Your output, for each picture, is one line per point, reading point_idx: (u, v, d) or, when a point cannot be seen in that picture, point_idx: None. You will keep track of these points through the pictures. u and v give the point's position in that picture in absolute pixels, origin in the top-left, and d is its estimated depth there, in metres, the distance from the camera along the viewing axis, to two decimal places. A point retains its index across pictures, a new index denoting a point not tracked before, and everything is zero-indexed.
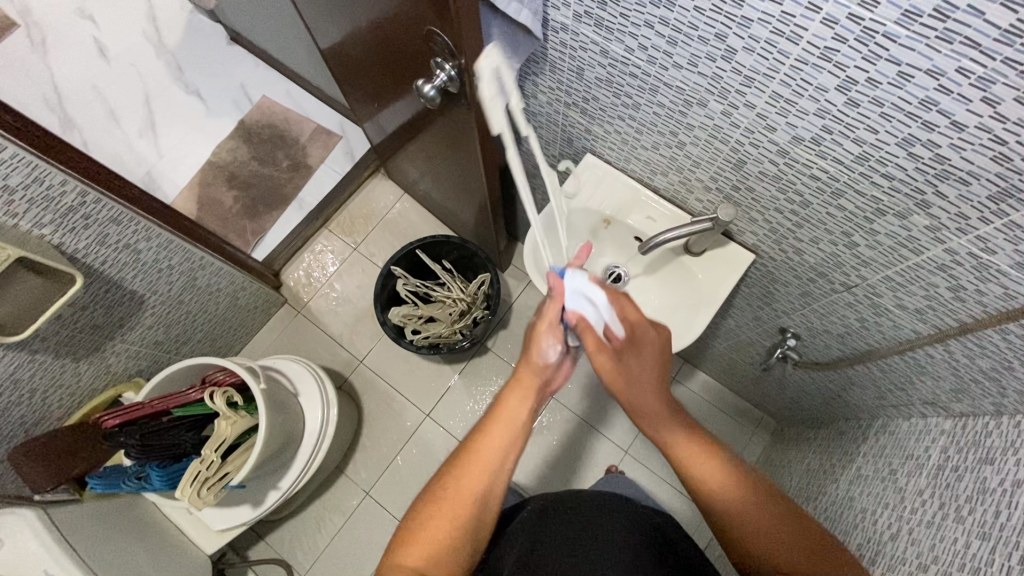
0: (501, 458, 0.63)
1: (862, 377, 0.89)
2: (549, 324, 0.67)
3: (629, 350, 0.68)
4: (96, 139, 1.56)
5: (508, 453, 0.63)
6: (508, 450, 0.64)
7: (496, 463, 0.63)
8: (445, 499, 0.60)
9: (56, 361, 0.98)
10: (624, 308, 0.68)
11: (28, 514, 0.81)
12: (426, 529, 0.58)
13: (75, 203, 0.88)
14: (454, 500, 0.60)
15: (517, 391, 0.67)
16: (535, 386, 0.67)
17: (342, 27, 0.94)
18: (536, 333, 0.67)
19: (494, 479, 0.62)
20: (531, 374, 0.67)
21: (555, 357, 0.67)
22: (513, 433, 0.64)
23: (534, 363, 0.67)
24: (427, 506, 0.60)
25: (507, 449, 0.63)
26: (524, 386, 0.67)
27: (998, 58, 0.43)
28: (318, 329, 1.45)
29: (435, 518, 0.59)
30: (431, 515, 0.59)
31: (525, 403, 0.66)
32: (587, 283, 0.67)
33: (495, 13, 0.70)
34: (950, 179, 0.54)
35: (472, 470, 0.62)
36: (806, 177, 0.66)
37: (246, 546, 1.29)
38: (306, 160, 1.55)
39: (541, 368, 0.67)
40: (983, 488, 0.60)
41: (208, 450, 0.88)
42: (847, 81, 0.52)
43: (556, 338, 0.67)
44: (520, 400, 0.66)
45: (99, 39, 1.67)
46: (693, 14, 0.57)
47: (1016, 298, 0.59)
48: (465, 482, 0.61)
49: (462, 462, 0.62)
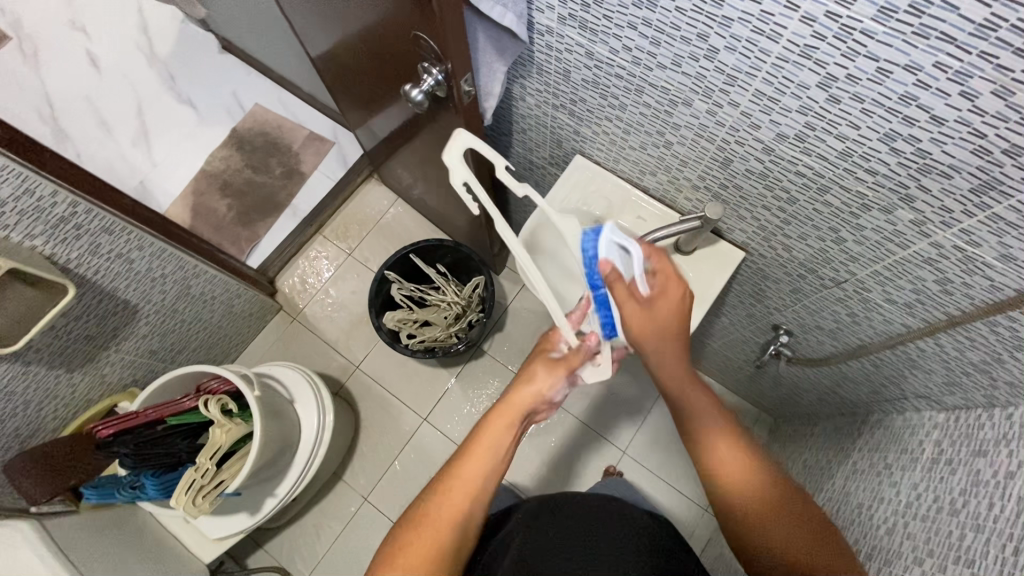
0: (483, 482, 0.62)
1: (855, 372, 0.90)
2: (573, 366, 0.68)
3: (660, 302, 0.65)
4: (88, 149, 1.56)
5: (490, 477, 0.63)
6: (489, 474, 0.63)
7: (479, 490, 0.62)
8: (426, 525, 0.59)
9: (51, 371, 0.98)
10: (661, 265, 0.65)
11: (22, 525, 0.82)
12: (408, 551, 0.58)
13: (66, 213, 0.88)
14: (433, 525, 0.59)
15: (502, 418, 0.66)
16: (525, 413, 0.66)
17: (331, 34, 0.95)
18: (553, 373, 0.67)
19: (475, 502, 0.61)
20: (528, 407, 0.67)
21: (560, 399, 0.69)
22: (494, 459, 0.63)
23: (532, 392, 0.67)
24: (409, 527, 0.60)
25: (489, 473, 0.63)
26: (511, 413, 0.66)
27: (974, 52, 0.43)
28: (314, 335, 1.45)
29: (417, 539, 0.59)
30: (412, 539, 0.59)
31: (511, 430, 0.65)
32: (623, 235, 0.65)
33: (481, 17, 0.70)
34: (932, 173, 0.54)
35: (454, 493, 0.61)
36: (792, 174, 0.66)
37: (244, 554, 1.29)
38: (300, 167, 1.56)
39: (539, 399, 0.67)
40: (976, 480, 0.61)
41: (203, 458, 0.89)
42: (828, 77, 0.53)
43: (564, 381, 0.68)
44: (505, 427, 0.65)
45: (90, 50, 1.67)
46: (675, 14, 0.57)
47: (1003, 290, 0.59)
48: (446, 509, 0.60)
49: (446, 487, 0.62)
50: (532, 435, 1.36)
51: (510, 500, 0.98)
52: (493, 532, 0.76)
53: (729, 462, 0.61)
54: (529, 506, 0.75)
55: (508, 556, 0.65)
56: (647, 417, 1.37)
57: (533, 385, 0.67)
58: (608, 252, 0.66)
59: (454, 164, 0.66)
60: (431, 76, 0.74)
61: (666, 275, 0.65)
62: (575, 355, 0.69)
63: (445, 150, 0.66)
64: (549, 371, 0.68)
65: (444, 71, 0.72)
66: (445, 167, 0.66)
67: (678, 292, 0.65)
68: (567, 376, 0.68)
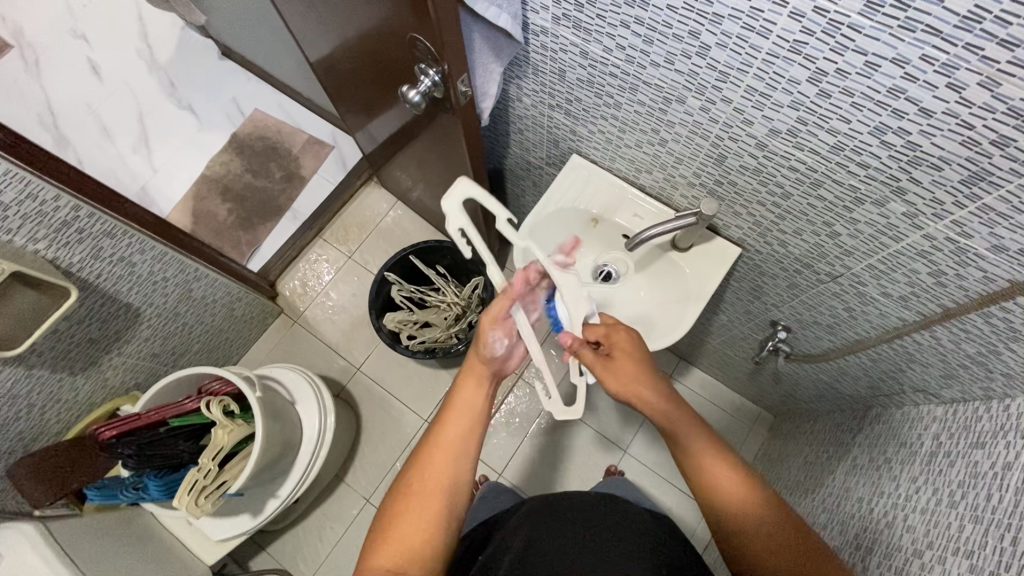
0: (463, 442, 0.63)
1: (853, 367, 0.90)
2: (492, 319, 0.70)
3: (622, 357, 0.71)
4: (90, 155, 1.57)
5: (468, 438, 0.64)
6: (467, 434, 0.64)
7: (460, 446, 0.63)
8: (412, 497, 0.60)
9: (54, 375, 0.99)
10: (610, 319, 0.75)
11: (28, 530, 0.82)
12: (398, 526, 0.58)
13: (69, 217, 0.89)
14: (420, 495, 0.60)
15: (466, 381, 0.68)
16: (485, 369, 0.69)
17: (329, 38, 0.96)
18: (480, 330, 0.70)
19: (457, 466, 0.62)
20: (481, 364, 0.69)
21: (502, 350, 0.70)
22: (470, 419, 0.65)
23: (482, 353, 0.69)
24: (396, 504, 0.60)
25: (466, 434, 0.64)
26: (474, 375, 0.69)
27: (959, 44, 0.44)
28: (315, 338, 1.46)
29: (407, 513, 0.59)
30: (402, 513, 0.59)
31: (479, 391, 0.68)
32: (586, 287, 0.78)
33: (476, 18, 0.71)
34: (922, 165, 0.55)
35: (434, 459, 0.62)
36: (785, 169, 0.67)
37: (246, 557, 1.29)
38: (299, 171, 1.57)
39: (489, 356, 0.69)
40: (975, 472, 0.61)
41: (206, 458, 0.90)
42: (818, 72, 0.53)
43: (501, 330, 0.70)
44: (473, 388, 0.67)
45: (92, 57, 1.69)
46: (666, 12, 0.58)
47: (995, 281, 0.60)
48: (431, 474, 0.61)
49: (425, 454, 0.63)
50: (532, 435, 1.37)
51: (511, 500, 0.98)
52: (494, 532, 0.76)
53: (719, 473, 0.61)
54: (532, 506, 0.75)
55: (510, 554, 0.66)
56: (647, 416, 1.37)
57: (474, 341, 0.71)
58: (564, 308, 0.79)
59: (452, 209, 0.68)
60: (428, 77, 0.75)
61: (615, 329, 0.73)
62: (494, 304, 0.71)
63: (446, 195, 0.69)
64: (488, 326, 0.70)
65: (441, 72, 0.73)
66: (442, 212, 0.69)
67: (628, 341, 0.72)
68: (497, 328, 0.70)
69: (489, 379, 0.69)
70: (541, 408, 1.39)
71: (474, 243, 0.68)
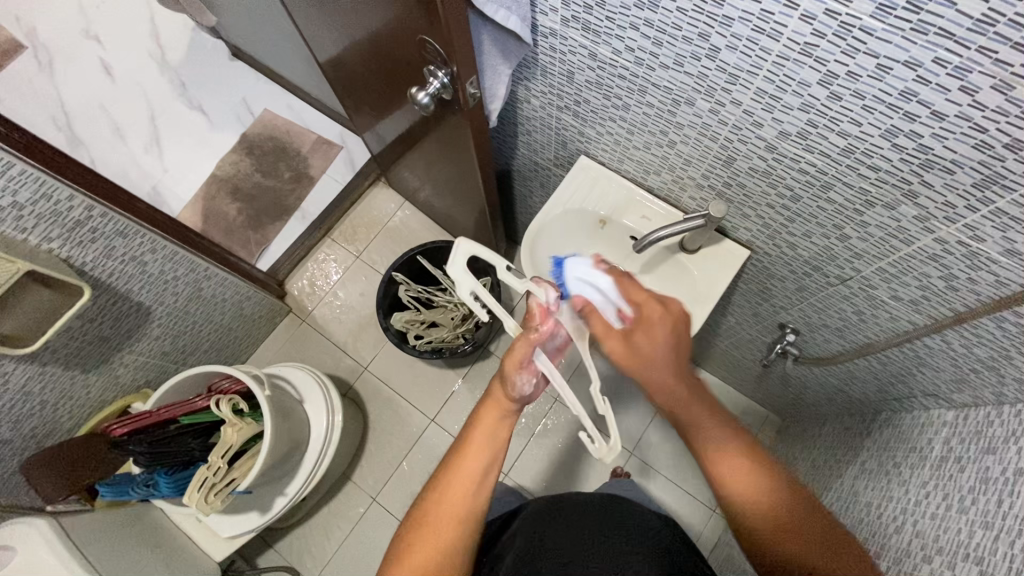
0: (480, 477, 0.63)
1: (863, 370, 0.89)
2: (516, 362, 0.63)
3: (639, 329, 0.64)
4: (102, 155, 1.59)
5: (486, 475, 0.63)
6: (486, 469, 0.63)
7: (477, 481, 0.62)
8: (427, 526, 0.61)
9: (66, 373, 1.00)
10: (631, 290, 0.66)
11: (39, 523, 0.83)
12: (413, 552, 0.59)
13: (82, 216, 0.90)
14: (435, 524, 0.60)
15: (487, 414, 0.65)
16: (508, 406, 0.65)
17: (339, 40, 0.96)
18: (506, 371, 0.64)
19: (475, 500, 0.62)
20: (506, 401, 0.65)
21: (528, 391, 0.64)
22: (489, 457, 0.63)
23: (506, 392, 0.64)
24: (412, 531, 0.61)
25: (483, 472, 0.63)
26: (496, 409, 0.65)
27: (972, 47, 0.44)
28: (323, 337, 1.47)
29: (422, 541, 0.60)
30: (416, 540, 0.60)
31: (500, 427, 0.65)
32: (590, 269, 0.70)
33: (485, 21, 0.71)
34: (934, 168, 0.55)
35: (452, 492, 0.62)
36: (795, 171, 0.67)
37: (255, 554, 1.30)
38: (308, 171, 1.58)
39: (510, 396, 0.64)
40: (986, 478, 0.60)
41: (214, 457, 0.89)
42: (829, 75, 0.53)
43: (528, 373, 0.64)
44: (492, 428, 0.64)
45: (104, 57, 1.70)
46: (676, 14, 0.58)
47: (1008, 285, 0.59)
48: (448, 505, 0.61)
49: (444, 485, 0.62)
50: (537, 435, 1.37)
51: (517, 501, 0.98)
52: (499, 532, 0.77)
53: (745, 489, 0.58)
54: (537, 507, 0.75)
55: (516, 554, 0.66)
56: (654, 418, 1.37)
57: (499, 375, 0.65)
58: (579, 287, 0.70)
59: (460, 276, 0.67)
60: (437, 79, 0.75)
61: (641, 299, 0.65)
62: (516, 346, 0.64)
63: (448, 263, 0.68)
64: (514, 364, 0.63)
65: (450, 74, 0.73)
66: (450, 278, 0.68)
67: (659, 330, 0.64)
68: (518, 371, 0.63)
69: (511, 414, 0.65)
70: (548, 408, 1.39)
71: (487, 304, 0.65)
